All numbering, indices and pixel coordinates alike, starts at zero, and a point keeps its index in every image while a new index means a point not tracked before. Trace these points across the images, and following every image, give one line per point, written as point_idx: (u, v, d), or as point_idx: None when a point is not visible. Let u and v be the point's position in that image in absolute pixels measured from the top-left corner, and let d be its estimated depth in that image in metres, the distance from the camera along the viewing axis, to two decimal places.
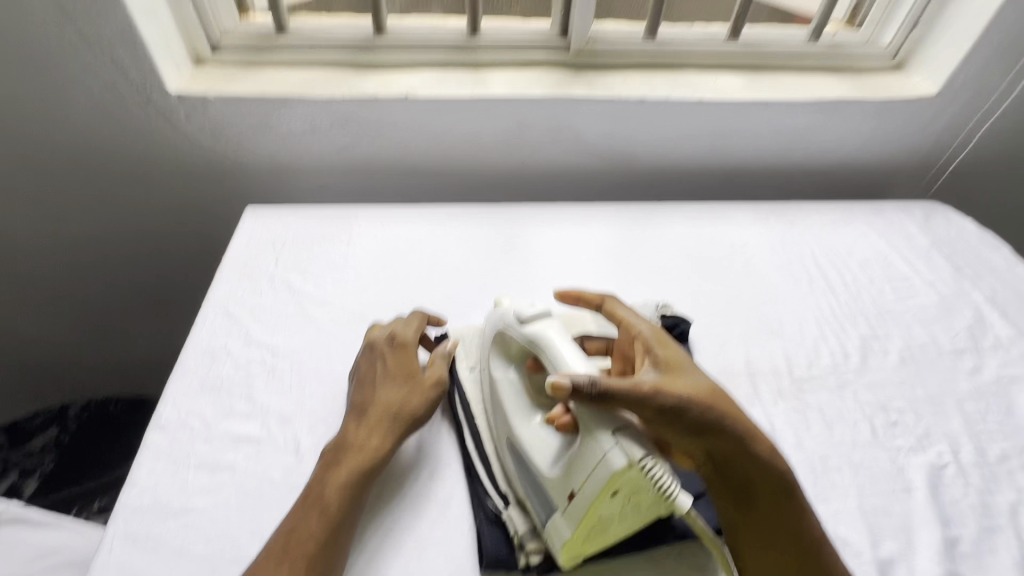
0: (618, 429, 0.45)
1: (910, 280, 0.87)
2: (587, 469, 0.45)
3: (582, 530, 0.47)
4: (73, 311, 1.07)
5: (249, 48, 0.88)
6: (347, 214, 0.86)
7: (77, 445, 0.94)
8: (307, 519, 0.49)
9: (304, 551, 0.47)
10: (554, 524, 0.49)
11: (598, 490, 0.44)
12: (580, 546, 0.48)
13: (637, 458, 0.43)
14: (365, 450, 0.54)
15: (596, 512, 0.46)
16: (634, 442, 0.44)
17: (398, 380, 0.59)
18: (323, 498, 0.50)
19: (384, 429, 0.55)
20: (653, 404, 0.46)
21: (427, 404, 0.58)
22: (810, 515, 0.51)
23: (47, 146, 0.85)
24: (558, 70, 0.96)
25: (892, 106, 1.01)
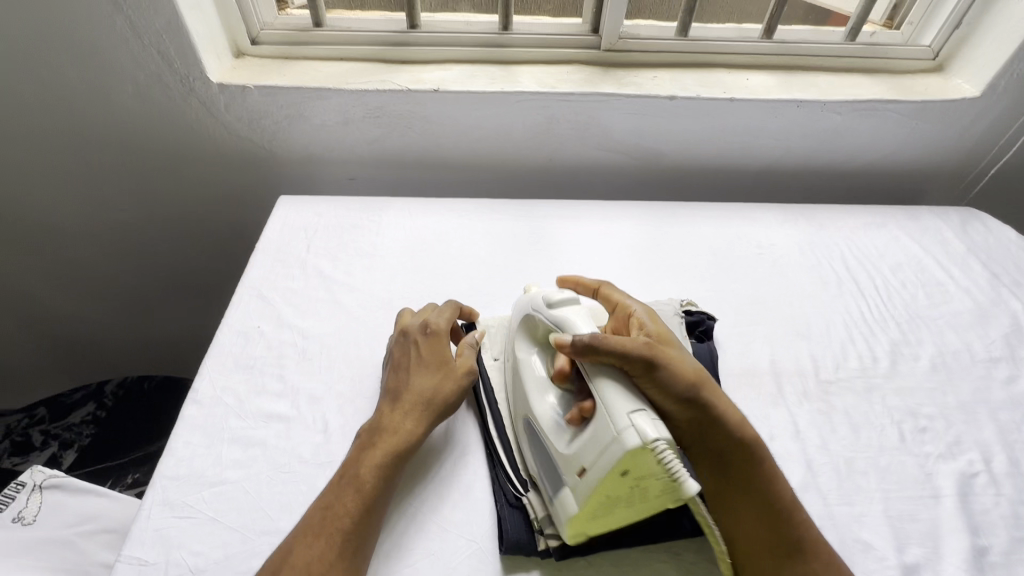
0: (633, 410, 0.46)
1: (944, 285, 0.85)
2: (600, 446, 0.46)
3: (590, 505, 0.47)
4: (114, 293, 1.12)
5: (287, 41, 0.91)
6: (378, 205, 0.89)
7: (114, 420, 0.97)
8: (342, 497, 0.50)
9: (340, 527, 0.48)
10: (563, 497, 0.50)
11: (608, 468, 0.45)
12: (585, 522, 0.49)
13: (649, 440, 0.43)
14: (398, 434, 0.55)
15: (604, 490, 0.46)
16: (649, 425, 0.45)
17: (432, 368, 0.59)
18: (359, 478, 0.51)
19: (417, 414, 0.56)
20: (643, 360, 0.50)
21: (459, 392, 0.59)
22: (783, 490, 0.52)
23: (96, 134, 0.88)
24: (588, 66, 0.96)
25: (932, 108, 0.98)
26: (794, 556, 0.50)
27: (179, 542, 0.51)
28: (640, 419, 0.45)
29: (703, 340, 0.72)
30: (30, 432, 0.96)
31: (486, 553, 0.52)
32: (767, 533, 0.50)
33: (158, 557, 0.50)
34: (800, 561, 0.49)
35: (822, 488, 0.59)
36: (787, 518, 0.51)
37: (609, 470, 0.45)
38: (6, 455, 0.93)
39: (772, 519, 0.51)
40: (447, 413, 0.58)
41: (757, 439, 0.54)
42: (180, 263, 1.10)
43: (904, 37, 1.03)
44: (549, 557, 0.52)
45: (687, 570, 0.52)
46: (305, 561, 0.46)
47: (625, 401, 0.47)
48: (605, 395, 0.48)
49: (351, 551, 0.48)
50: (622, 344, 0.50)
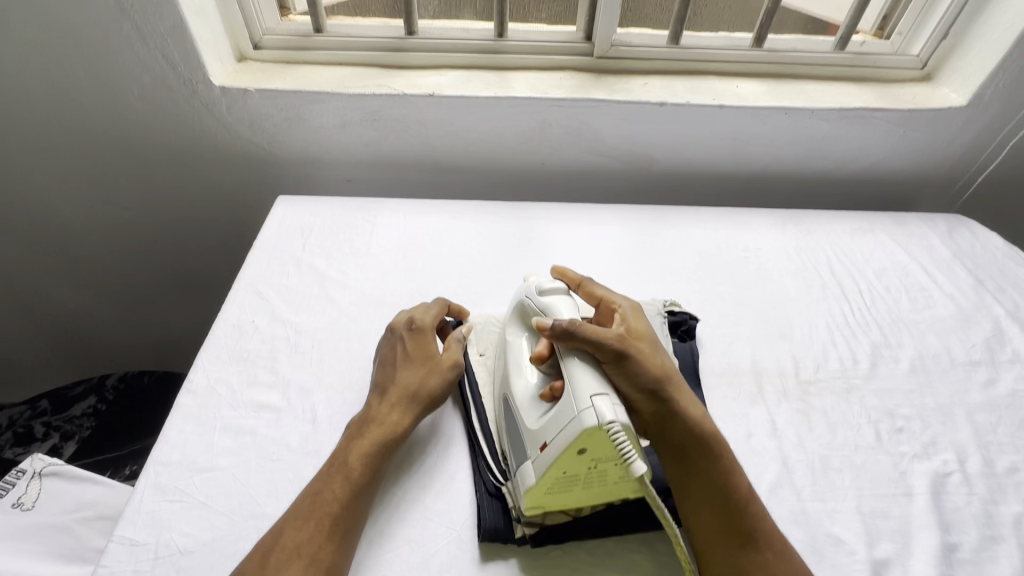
0: (596, 393, 0.49)
1: (928, 290, 0.87)
2: (562, 423, 0.49)
3: (547, 479, 0.50)
4: (117, 289, 1.15)
5: (288, 46, 0.94)
6: (373, 206, 0.91)
7: (113, 413, 0.98)
8: (330, 484, 0.52)
9: (329, 512, 0.50)
10: (523, 470, 0.52)
11: (567, 445, 0.48)
12: (542, 496, 0.51)
13: (605, 422, 0.46)
14: (386, 425, 0.57)
15: (561, 466, 0.49)
16: (608, 408, 0.47)
17: (417, 361, 0.61)
18: (347, 466, 0.53)
19: (403, 406, 0.58)
20: (614, 349, 0.53)
21: (444, 385, 0.61)
22: (739, 481, 0.55)
23: (102, 133, 0.91)
24: (581, 73, 0.99)
25: (920, 117, 1.00)
26: (747, 545, 0.52)
27: (170, 524, 0.53)
28: (602, 402, 0.48)
29: (685, 340, 0.74)
30: (32, 423, 0.97)
31: (465, 540, 0.53)
32: (721, 523, 0.52)
33: (149, 538, 0.52)
34: (758, 550, 0.51)
35: (797, 484, 0.61)
36: (739, 507, 0.53)
37: (567, 446, 0.48)
38: (7, 446, 0.94)
39: (727, 509, 0.53)
40: (433, 405, 0.60)
41: (716, 434, 0.56)
42: (182, 261, 1.12)
43: (893, 47, 1.05)
44: (526, 544, 0.53)
45: (661, 559, 0.54)
46: (294, 544, 0.48)
47: (591, 384, 0.50)
48: (575, 374, 0.51)
49: (339, 535, 0.49)
50: (595, 332, 0.53)
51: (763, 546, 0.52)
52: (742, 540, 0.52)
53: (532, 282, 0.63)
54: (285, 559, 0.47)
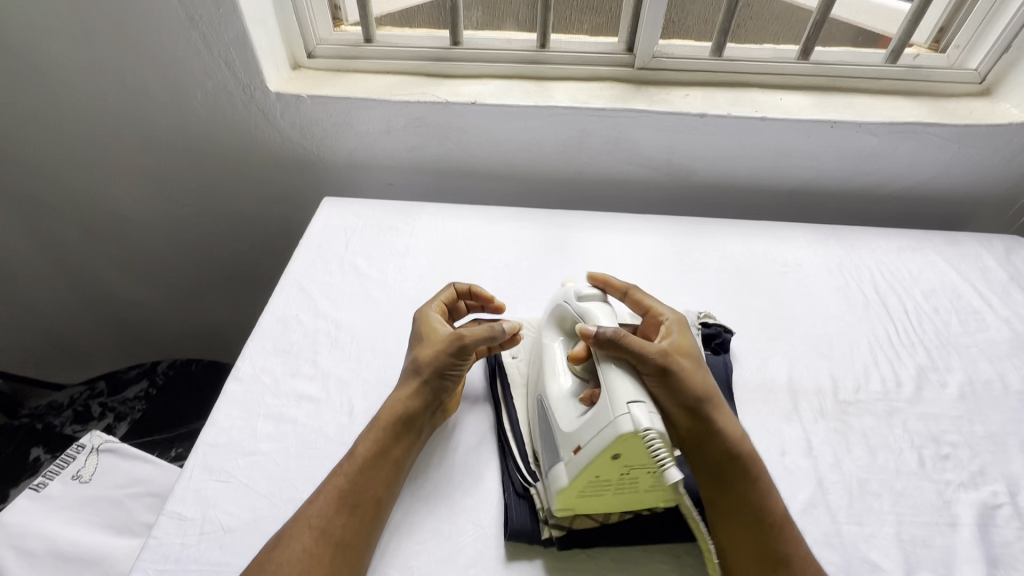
0: (632, 400, 0.49)
1: (981, 313, 0.83)
2: (597, 428, 0.50)
3: (578, 482, 0.51)
4: (172, 281, 1.22)
5: (338, 53, 0.98)
6: (413, 210, 0.94)
7: (163, 398, 1.03)
8: (336, 468, 0.54)
9: (338, 486, 0.53)
10: (556, 470, 0.53)
11: (601, 448, 0.48)
12: (571, 498, 0.52)
13: (640, 428, 0.47)
14: (390, 404, 0.59)
15: (594, 470, 0.50)
16: (645, 416, 0.48)
17: (417, 343, 0.63)
18: (352, 450, 0.55)
19: (404, 383, 0.60)
20: (657, 363, 0.54)
21: (441, 359, 0.60)
22: (774, 504, 0.54)
23: (164, 133, 0.97)
24: (621, 84, 0.99)
25: (977, 132, 0.96)
26: (778, 569, 0.51)
27: (214, 502, 0.56)
28: (638, 408, 0.48)
29: (719, 353, 0.73)
30: (90, 403, 1.02)
31: (491, 538, 0.54)
32: (753, 544, 0.52)
33: (196, 514, 0.55)
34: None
35: (832, 506, 0.59)
36: (775, 531, 0.53)
37: (601, 451, 0.48)
38: (67, 422, 0.99)
39: (759, 529, 0.53)
40: (436, 382, 0.60)
41: (753, 455, 0.56)
42: (231, 258, 1.18)
43: (950, 61, 1.01)
44: (551, 546, 0.54)
45: (687, 570, 0.54)
46: (304, 514, 0.51)
47: (629, 390, 0.50)
48: (611, 382, 0.51)
49: (348, 509, 0.51)
50: (639, 345, 0.54)
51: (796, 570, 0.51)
52: (773, 562, 0.51)
53: (568, 288, 0.64)
54: (299, 530, 0.50)
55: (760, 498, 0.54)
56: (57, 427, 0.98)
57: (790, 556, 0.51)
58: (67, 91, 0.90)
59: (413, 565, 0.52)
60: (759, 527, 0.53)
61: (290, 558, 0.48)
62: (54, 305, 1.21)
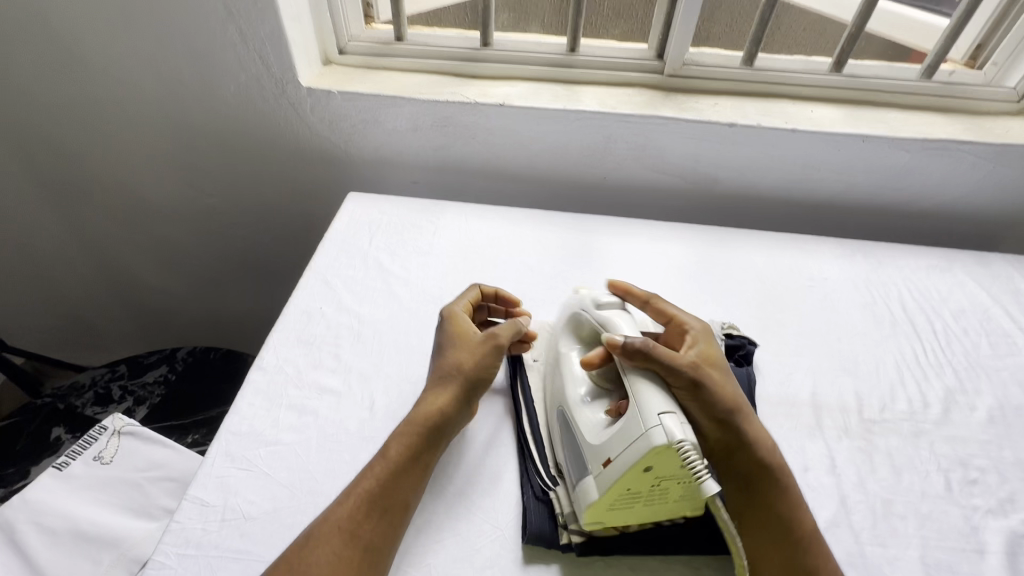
0: (663, 411, 0.49)
1: (1012, 336, 0.81)
2: (628, 441, 0.49)
3: (609, 497, 0.50)
4: (195, 268, 1.23)
5: (368, 51, 0.99)
6: (436, 209, 0.94)
7: (182, 384, 1.05)
8: (369, 473, 0.54)
9: (368, 490, 0.52)
10: (584, 486, 0.53)
11: (633, 462, 0.48)
12: (602, 512, 0.52)
13: (674, 440, 0.47)
14: (427, 410, 0.58)
15: (624, 484, 0.49)
16: (678, 426, 0.48)
17: (452, 345, 0.63)
18: (387, 456, 0.55)
19: (444, 384, 0.60)
20: (687, 375, 0.54)
21: (482, 363, 0.62)
22: (805, 520, 0.53)
23: (195, 123, 0.99)
24: (649, 90, 0.99)
25: (1012, 150, 0.94)
26: None
27: (236, 490, 0.56)
28: (670, 420, 0.48)
29: (742, 365, 0.72)
30: (111, 385, 1.04)
31: (509, 540, 0.54)
32: (782, 559, 0.51)
33: (218, 501, 0.55)
34: None
35: (855, 526, 0.58)
36: (806, 548, 0.52)
37: (633, 463, 0.48)
38: (88, 404, 1.00)
39: (790, 545, 0.52)
40: (479, 384, 0.61)
41: (783, 467, 0.56)
42: (254, 250, 1.20)
43: (986, 78, 1.00)
44: (569, 551, 0.54)
45: None
46: (336, 519, 0.50)
47: (659, 402, 0.50)
48: (640, 394, 0.51)
49: (377, 513, 0.51)
50: (668, 356, 0.54)
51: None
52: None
53: (586, 295, 0.65)
54: (327, 532, 0.49)
55: (789, 512, 0.53)
56: (78, 408, 0.99)
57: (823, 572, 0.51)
58: (107, 80, 0.92)
59: (430, 564, 0.52)
60: (788, 542, 0.52)
61: (322, 563, 0.48)
62: (80, 288, 1.23)
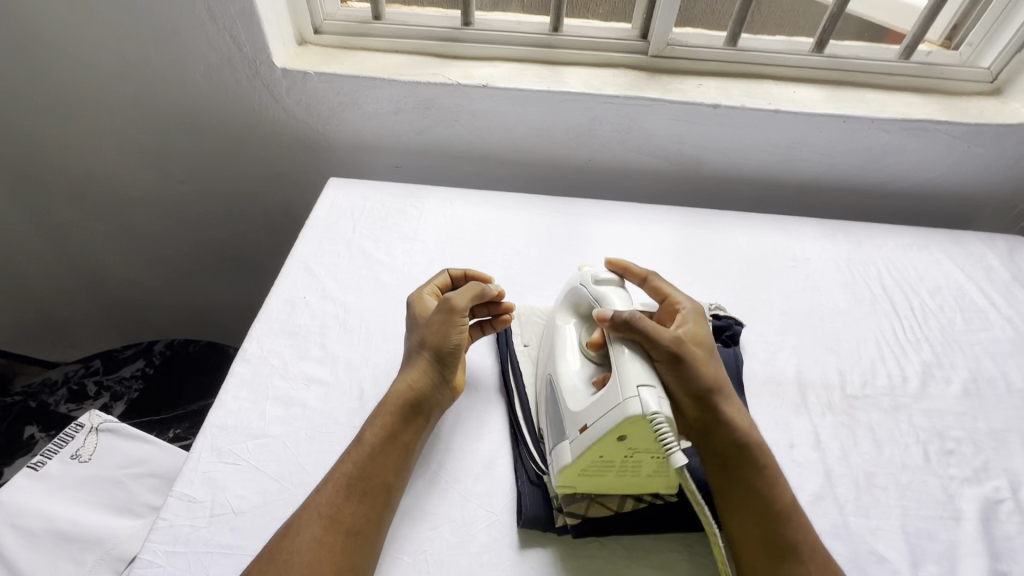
0: (642, 384, 0.49)
1: (986, 312, 0.84)
2: (604, 409, 0.49)
3: (583, 462, 0.51)
4: (170, 259, 1.19)
5: (345, 31, 0.96)
6: (421, 194, 0.92)
7: (161, 378, 1.02)
8: (346, 456, 0.53)
9: (345, 474, 0.52)
10: (559, 449, 0.53)
11: (607, 431, 0.48)
12: (575, 476, 0.53)
13: (649, 411, 0.46)
14: (396, 391, 0.58)
15: (599, 450, 0.50)
16: (654, 400, 0.47)
17: (416, 325, 0.63)
18: (362, 439, 0.55)
19: (408, 362, 0.61)
20: (669, 350, 0.54)
21: (438, 332, 0.60)
22: (784, 494, 0.54)
23: (163, 105, 0.94)
24: (634, 71, 0.98)
25: (986, 130, 0.96)
26: (790, 558, 0.50)
27: (224, 484, 0.55)
28: (648, 393, 0.48)
29: (729, 345, 0.73)
30: (85, 381, 1.00)
31: (504, 524, 0.55)
32: (763, 533, 0.52)
33: (205, 496, 0.54)
34: (801, 564, 0.50)
35: (839, 498, 0.60)
36: (784, 520, 0.52)
37: (608, 431, 0.48)
38: (62, 401, 0.97)
39: (768, 518, 0.52)
40: (438, 352, 0.60)
41: (761, 445, 0.56)
42: (231, 239, 1.16)
43: (962, 59, 1.01)
44: (565, 534, 0.54)
45: (697, 559, 0.55)
46: (316, 505, 0.50)
47: (638, 374, 0.50)
48: (621, 365, 0.51)
49: (357, 496, 0.51)
50: (653, 329, 0.54)
51: (804, 558, 0.50)
52: (782, 551, 0.51)
53: (586, 271, 0.64)
54: (307, 518, 0.49)
55: (767, 487, 0.54)
56: (52, 406, 0.96)
57: (800, 545, 0.51)
58: (67, 60, 0.87)
59: (426, 550, 0.52)
60: (767, 517, 0.52)
61: (305, 552, 0.47)
62: (47, 282, 1.18)
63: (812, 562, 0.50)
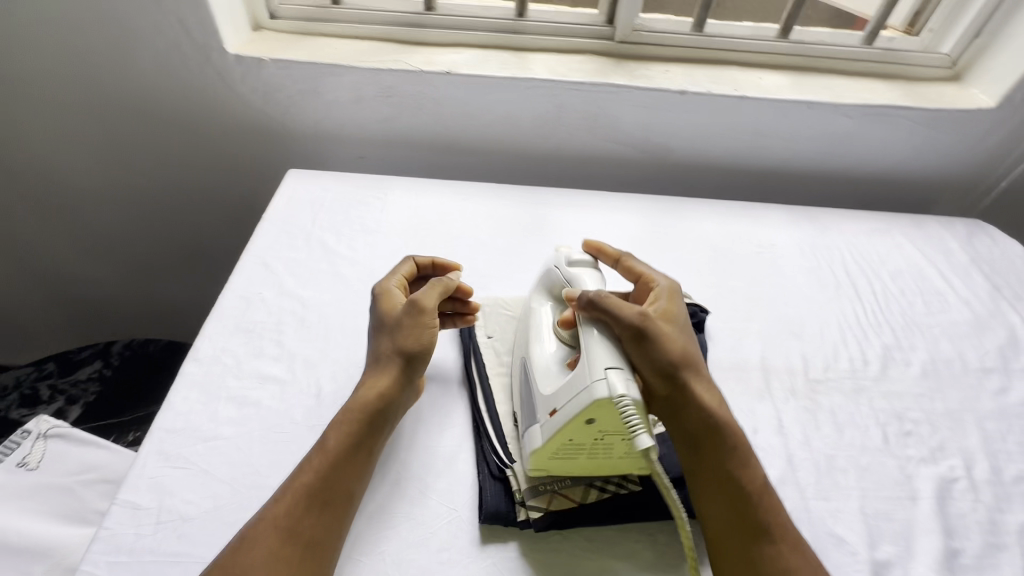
0: (610, 366, 0.49)
1: (945, 294, 0.85)
2: (574, 392, 0.50)
3: (552, 445, 0.52)
4: (126, 255, 1.15)
5: (302, 16, 0.92)
6: (384, 185, 0.90)
7: (118, 380, 0.98)
8: (308, 462, 0.51)
9: (306, 484, 0.50)
10: (532, 432, 0.54)
11: (575, 413, 0.49)
12: (546, 460, 0.54)
13: (615, 394, 0.47)
14: (362, 397, 0.55)
15: (567, 433, 0.50)
16: (621, 382, 0.48)
17: (382, 327, 0.59)
18: (324, 445, 0.53)
19: (375, 369, 0.57)
20: (634, 325, 0.53)
21: (411, 339, 0.57)
22: (755, 475, 0.54)
23: (110, 93, 0.90)
24: (601, 57, 0.96)
25: (945, 115, 0.97)
26: (762, 539, 0.50)
27: (172, 490, 0.53)
28: (615, 375, 0.48)
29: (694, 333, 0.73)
30: (38, 385, 0.96)
31: (465, 521, 0.54)
32: (735, 514, 0.51)
33: (152, 503, 0.52)
34: (773, 545, 0.50)
35: (801, 483, 0.61)
36: (754, 500, 0.52)
37: (576, 414, 0.49)
38: (13, 406, 0.93)
39: (739, 499, 0.52)
40: (416, 358, 0.57)
41: (733, 424, 0.55)
42: (190, 234, 1.12)
43: (923, 44, 1.02)
44: (527, 528, 0.53)
45: (660, 548, 0.54)
46: (273, 517, 0.48)
47: (607, 357, 0.50)
48: (590, 347, 0.52)
49: (317, 509, 0.49)
50: (617, 306, 0.53)
51: (776, 539, 0.50)
52: (755, 532, 0.51)
53: (561, 251, 0.64)
54: (263, 532, 0.47)
55: (739, 468, 0.53)
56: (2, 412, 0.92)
57: (772, 526, 0.51)
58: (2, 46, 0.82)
59: (384, 551, 0.51)
60: (738, 497, 0.52)
61: (260, 568, 0.45)
62: None
63: (785, 543, 0.50)
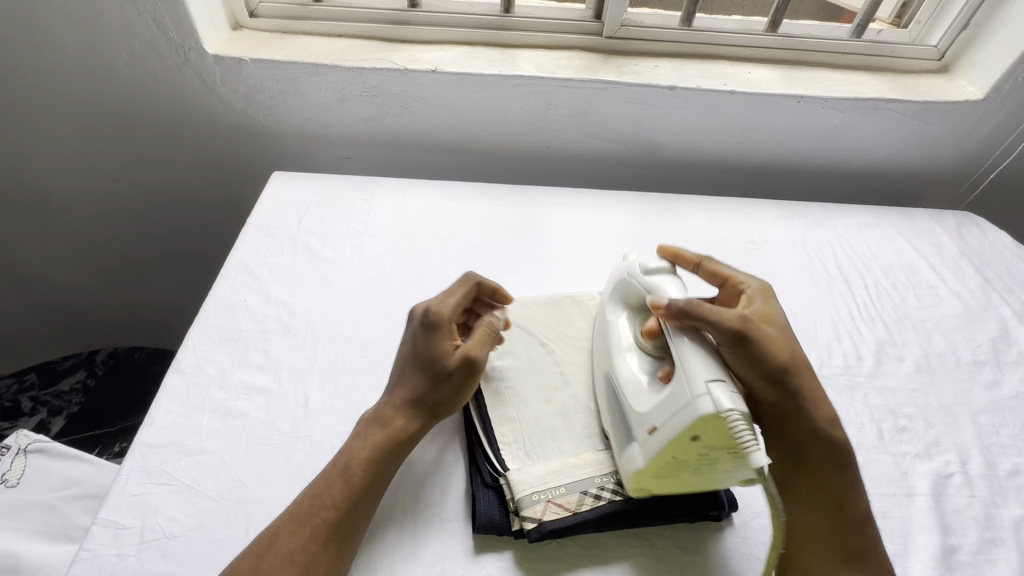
0: (711, 379, 0.47)
1: (936, 288, 0.85)
2: (673, 409, 0.48)
3: (656, 463, 0.49)
4: (109, 262, 1.12)
5: (282, 14, 0.90)
6: (370, 186, 0.88)
7: (102, 390, 0.96)
8: (330, 488, 0.49)
9: (325, 517, 0.48)
10: (631, 453, 0.52)
11: (678, 431, 0.47)
12: (648, 480, 0.51)
13: (723, 409, 0.45)
14: (391, 432, 0.53)
15: (671, 451, 0.48)
16: (726, 397, 0.46)
17: (426, 367, 0.55)
18: (347, 469, 0.51)
19: (407, 412, 0.54)
20: (734, 332, 0.51)
21: (451, 395, 0.55)
22: (860, 497, 0.53)
23: (87, 96, 0.87)
24: (589, 53, 0.95)
25: (934, 107, 0.97)
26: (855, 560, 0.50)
27: (155, 507, 0.51)
28: (719, 389, 0.46)
29: None
30: (19, 397, 0.94)
31: (458, 531, 0.53)
32: (832, 532, 0.51)
33: (135, 522, 0.50)
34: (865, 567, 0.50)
35: None
36: (855, 522, 0.52)
37: (680, 431, 0.47)
38: None
39: (839, 518, 0.52)
40: (443, 414, 0.56)
41: (842, 439, 0.55)
42: (175, 239, 1.10)
43: (912, 36, 1.02)
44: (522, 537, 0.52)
45: (659, 553, 0.53)
46: (286, 551, 0.46)
47: (706, 370, 0.48)
48: (686, 359, 0.49)
49: (334, 543, 0.47)
50: (716, 313, 0.51)
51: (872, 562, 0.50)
52: (851, 553, 0.50)
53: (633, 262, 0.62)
54: (277, 566, 0.45)
55: (841, 486, 0.53)
56: None
57: (869, 550, 0.50)
58: None
59: (376, 565, 0.50)
60: (840, 516, 0.52)
61: None
62: None
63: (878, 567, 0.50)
